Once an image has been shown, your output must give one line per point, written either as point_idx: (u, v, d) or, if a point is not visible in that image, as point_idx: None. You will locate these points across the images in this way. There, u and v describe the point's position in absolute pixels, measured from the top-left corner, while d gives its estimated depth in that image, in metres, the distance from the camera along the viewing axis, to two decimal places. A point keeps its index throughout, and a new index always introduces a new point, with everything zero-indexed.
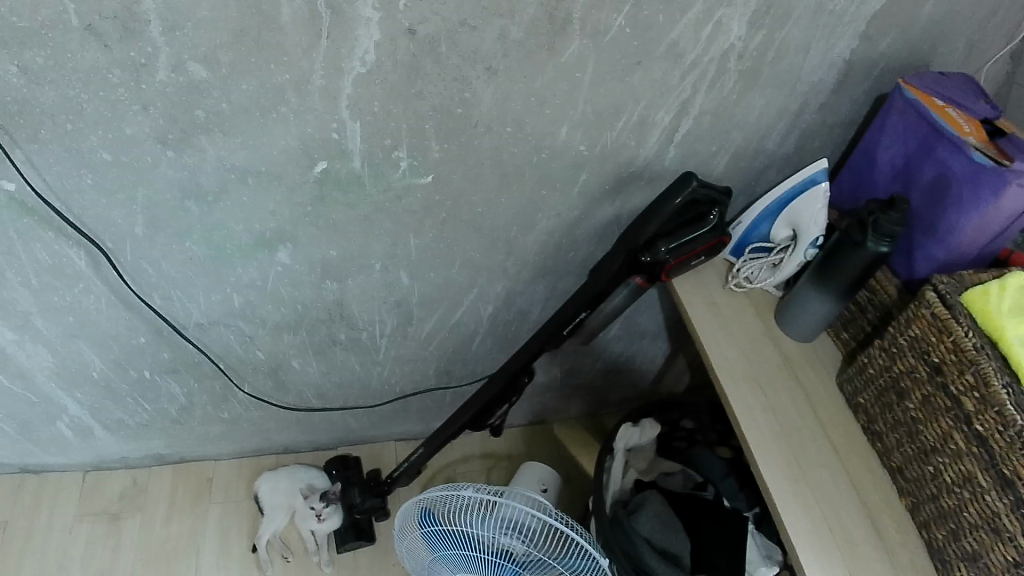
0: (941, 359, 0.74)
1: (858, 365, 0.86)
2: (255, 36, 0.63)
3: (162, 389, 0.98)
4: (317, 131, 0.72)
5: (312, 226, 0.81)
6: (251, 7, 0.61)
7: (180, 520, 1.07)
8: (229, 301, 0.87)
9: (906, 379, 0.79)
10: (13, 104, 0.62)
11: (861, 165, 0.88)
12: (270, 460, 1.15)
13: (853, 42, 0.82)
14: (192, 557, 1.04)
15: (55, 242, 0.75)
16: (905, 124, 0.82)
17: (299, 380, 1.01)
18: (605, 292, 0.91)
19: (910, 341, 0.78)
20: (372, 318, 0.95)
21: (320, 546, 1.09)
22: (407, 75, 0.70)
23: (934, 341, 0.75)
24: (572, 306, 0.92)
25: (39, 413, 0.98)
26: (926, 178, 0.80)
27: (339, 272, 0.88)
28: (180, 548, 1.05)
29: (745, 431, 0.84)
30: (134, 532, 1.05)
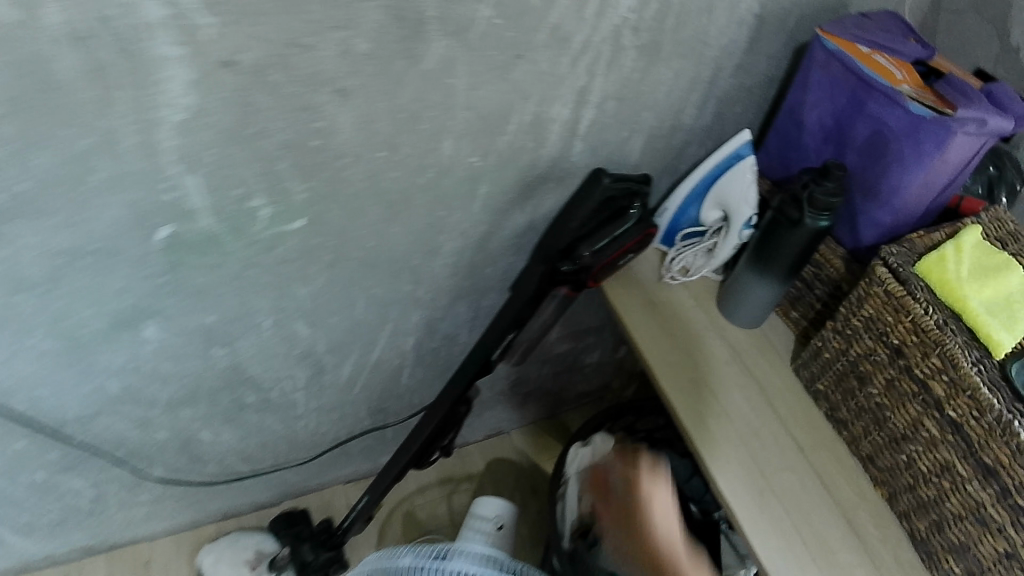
0: (901, 341, 0.66)
1: (813, 349, 0.78)
2: (32, 102, 0.51)
3: (61, 487, 0.88)
4: (148, 197, 0.61)
5: (177, 296, 0.70)
6: (15, 69, 0.49)
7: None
8: (106, 389, 0.77)
9: (865, 364, 0.71)
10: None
11: (788, 129, 0.78)
12: (210, 529, 1.05)
13: None
14: None
15: None
16: (830, 79, 0.72)
17: (216, 448, 0.92)
18: (529, 310, 0.81)
19: (865, 323, 0.70)
20: (279, 375, 0.86)
21: None
22: (240, 115, 0.58)
23: (892, 321, 0.66)
24: (495, 331, 0.81)
25: None
26: (860, 137, 0.71)
27: (226, 336, 0.77)
28: None
29: (697, 441, 0.74)
30: None
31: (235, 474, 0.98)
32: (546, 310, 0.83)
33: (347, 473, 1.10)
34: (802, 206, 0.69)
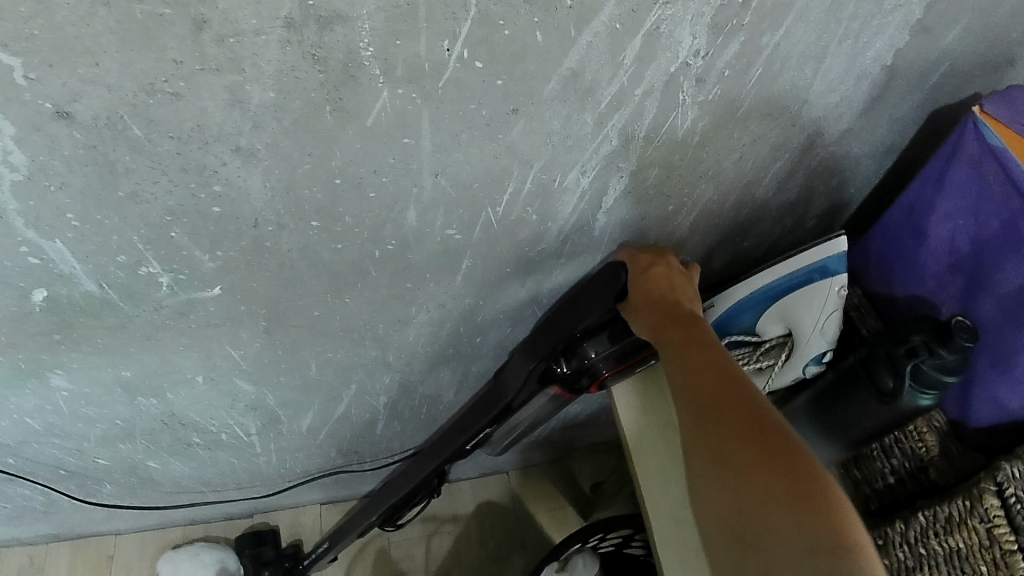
0: None
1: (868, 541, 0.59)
2: None
3: (7, 492, 0.82)
4: (3, 259, 0.47)
5: (78, 351, 0.58)
6: None
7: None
8: (24, 424, 0.68)
9: None
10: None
11: (903, 234, 0.59)
12: (176, 534, 0.99)
13: (901, 39, 0.51)
14: None
15: None
16: (979, 188, 0.52)
17: (167, 475, 0.83)
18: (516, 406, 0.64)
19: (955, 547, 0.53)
20: (224, 423, 0.74)
21: None
22: (103, 175, 0.43)
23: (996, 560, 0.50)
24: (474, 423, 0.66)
25: None
26: (1003, 278, 0.52)
27: (151, 388, 0.65)
28: None
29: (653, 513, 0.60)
30: None
31: (195, 496, 0.90)
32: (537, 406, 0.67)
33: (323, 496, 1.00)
34: (902, 376, 0.51)
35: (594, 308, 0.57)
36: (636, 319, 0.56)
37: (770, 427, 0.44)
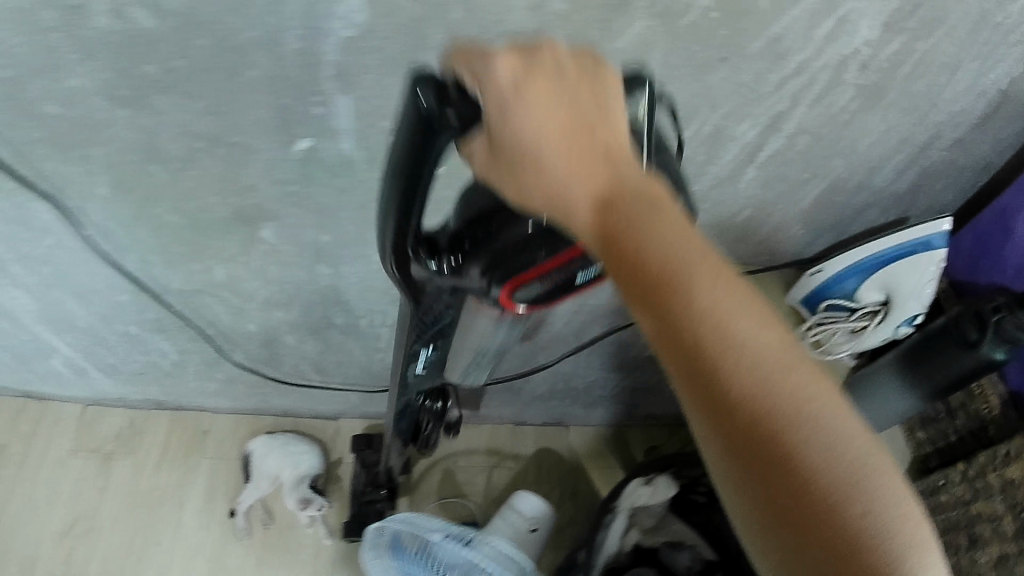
0: None
1: None
2: None
3: (150, 343, 0.92)
4: (295, 104, 0.59)
5: (297, 206, 0.70)
6: None
7: (169, 470, 1.03)
8: (211, 272, 0.78)
9: None
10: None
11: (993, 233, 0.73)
12: (268, 422, 1.08)
13: (1017, 68, 0.63)
14: (177, 509, 1.01)
15: (16, 192, 0.69)
16: None
17: (295, 353, 0.93)
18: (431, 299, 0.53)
19: None
20: (368, 305, 0.85)
21: (314, 520, 1.03)
22: (410, 45, 0.55)
23: None
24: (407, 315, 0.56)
25: (31, 348, 0.94)
26: None
27: (334, 257, 0.76)
28: (165, 499, 1.01)
29: None
30: (123, 475, 1.02)
31: (304, 381, 1.00)
32: (474, 315, 0.54)
33: None
34: (986, 328, 0.61)
35: (402, 196, 0.42)
36: (501, 181, 0.37)
37: (757, 376, 0.35)
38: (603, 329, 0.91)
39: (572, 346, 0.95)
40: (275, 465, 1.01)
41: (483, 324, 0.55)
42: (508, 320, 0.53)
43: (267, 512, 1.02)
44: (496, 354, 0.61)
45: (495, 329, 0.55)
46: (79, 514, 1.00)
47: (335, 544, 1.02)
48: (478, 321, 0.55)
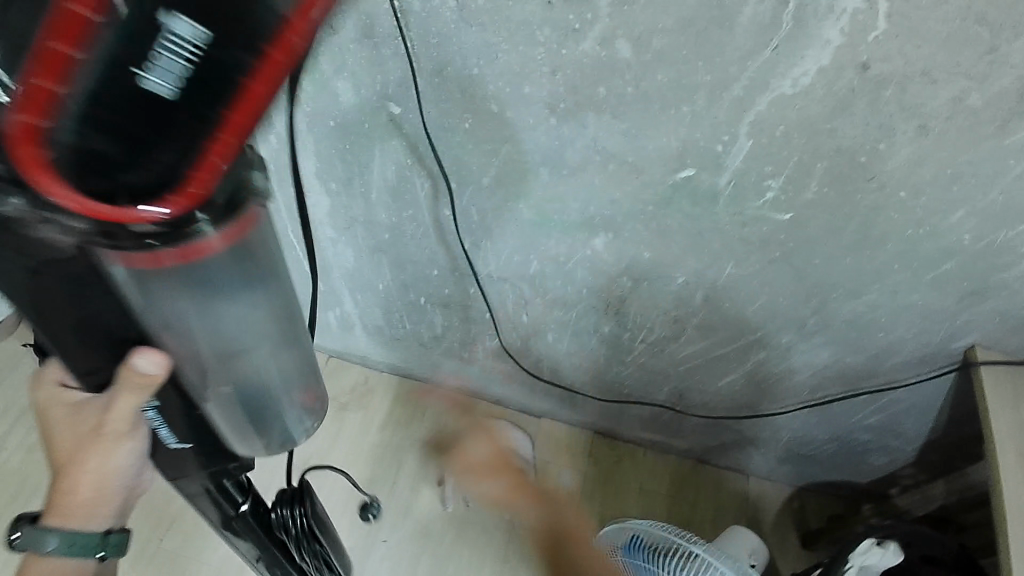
0: None
1: None
2: (701, 29, 0.60)
3: (422, 315, 1.02)
4: (704, 138, 0.68)
5: (642, 225, 0.78)
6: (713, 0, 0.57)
7: (392, 430, 1.12)
8: (527, 265, 0.88)
9: None
10: (434, 37, 0.67)
11: None
12: (480, 407, 1.15)
13: None
14: (395, 467, 1.09)
15: (409, 168, 0.82)
16: None
17: (545, 350, 1.00)
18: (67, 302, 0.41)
19: None
20: (641, 323, 0.90)
21: None
22: (831, 110, 0.63)
23: None
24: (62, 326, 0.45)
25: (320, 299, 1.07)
26: None
27: (640, 274, 0.84)
28: (386, 455, 1.10)
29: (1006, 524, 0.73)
30: (353, 427, 1.12)
31: (530, 376, 1.07)
32: (182, 329, 0.44)
33: (601, 425, 1.14)
34: None
35: None
36: None
37: None
38: (844, 391, 0.95)
39: (800, 402, 0.98)
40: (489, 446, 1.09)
41: (208, 322, 0.44)
42: (221, 308, 0.43)
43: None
44: (286, 369, 0.52)
45: (221, 328, 0.45)
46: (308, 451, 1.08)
47: (519, 534, 1.07)
48: (194, 325, 0.44)
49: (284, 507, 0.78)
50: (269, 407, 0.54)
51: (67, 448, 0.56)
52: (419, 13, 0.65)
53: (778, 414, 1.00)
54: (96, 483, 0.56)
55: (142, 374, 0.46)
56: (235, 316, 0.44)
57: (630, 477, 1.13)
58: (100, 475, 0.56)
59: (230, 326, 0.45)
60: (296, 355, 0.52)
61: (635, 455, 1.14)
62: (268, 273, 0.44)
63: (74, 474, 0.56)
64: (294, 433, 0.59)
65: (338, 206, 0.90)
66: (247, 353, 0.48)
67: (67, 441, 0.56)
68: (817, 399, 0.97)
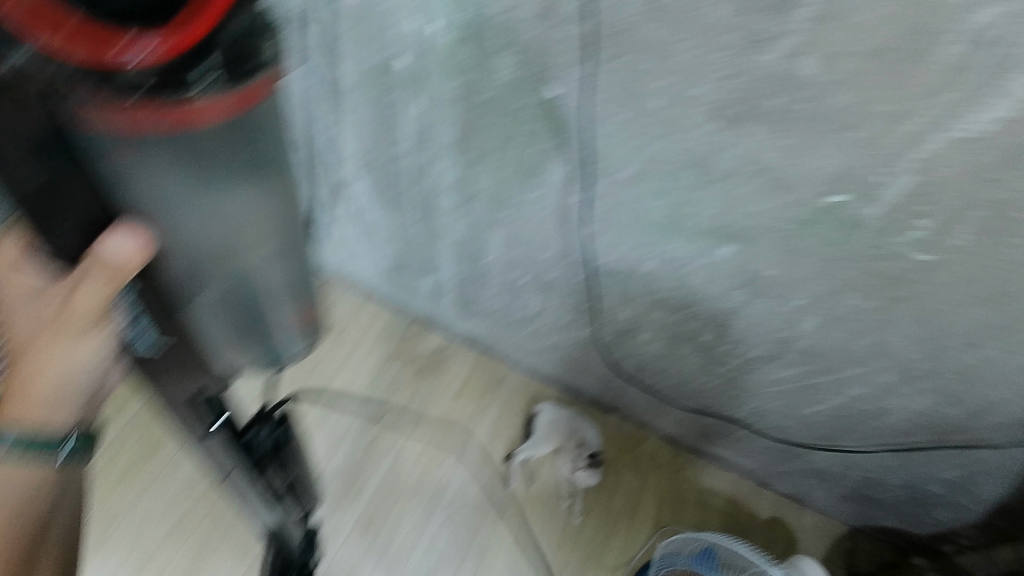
0: None
1: None
2: (892, 61, 0.60)
3: (518, 296, 1.04)
4: (861, 168, 0.69)
5: (774, 242, 0.79)
6: (916, 32, 0.57)
7: (466, 401, 1.14)
8: (642, 263, 0.88)
9: None
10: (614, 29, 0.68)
11: None
12: (550, 392, 1.17)
13: None
14: (465, 438, 1.11)
15: (549, 152, 0.82)
16: None
17: (636, 349, 1.00)
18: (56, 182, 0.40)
19: None
20: (743, 338, 0.91)
21: (573, 495, 1.09)
22: (1003, 160, 0.62)
23: None
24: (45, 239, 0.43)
25: (420, 263, 1.09)
26: None
27: (760, 288, 0.84)
28: (459, 425, 1.12)
29: None
30: (430, 393, 1.14)
31: (608, 370, 1.08)
32: (175, 225, 0.46)
33: (671, 431, 1.12)
34: None
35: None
36: None
37: None
38: (928, 440, 0.94)
39: (881, 444, 0.98)
40: (558, 432, 1.11)
41: (218, 227, 0.48)
42: (226, 206, 0.47)
43: (532, 471, 1.10)
44: (272, 280, 0.56)
45: (221, 236, 0.48)
46: (384, 409, 1.12)
47: (574, 526, 1.07)
48: (192, 220, 0.46)
49: (265, 430, 0.69)
50: (252, 299, 0.56)
51: (21, 339, 0.46)
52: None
53: (856, 452, 1.00)
54: (57, 375, 0.47)
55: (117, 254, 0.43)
56: (229, 220, 0.48)
57: (690, 487, 1.12)
58: (58, 369, 0.47)
59: (224, 231, 0.48)
60: (282, 276, 0.57)
61: (696, 466, 1.14)
62: (270, 172, 0.48)
63: (30, 365, 0.46)
64: (272, 345, 0.63)
65: (466, 176, 0.91)
66: (242, 259, 0.52)
67: (22, 325, 0.46)
68: (904, 444, 0.96)
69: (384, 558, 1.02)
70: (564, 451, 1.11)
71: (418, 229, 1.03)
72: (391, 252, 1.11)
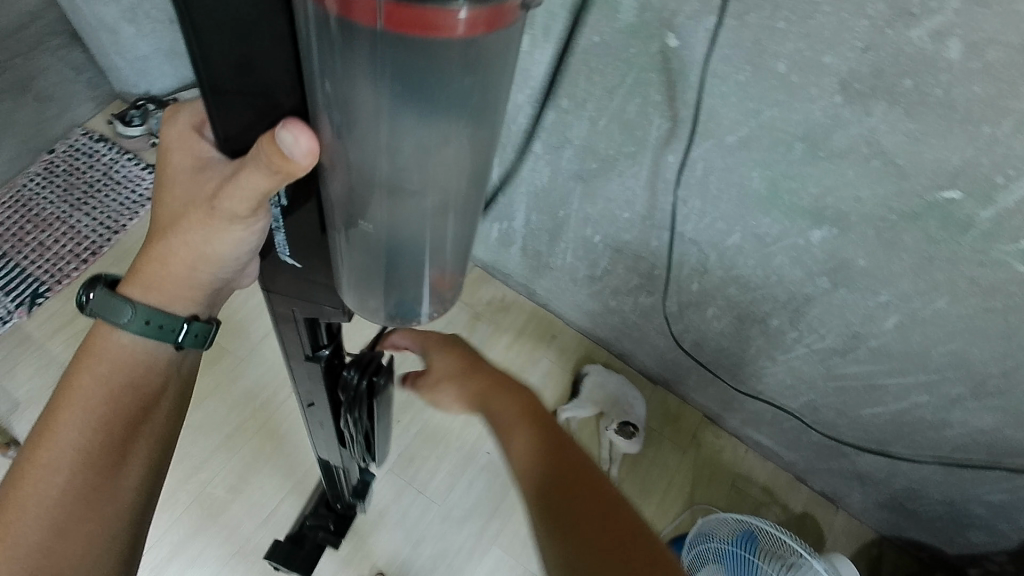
0: None
1: None
2: None
3: (589, 252, 1.03)
4: (988, 165, 0.64)
5: (873, 232, 0.76)
6: None
7: (518, 351, 1.17)
8: (727, 235, 0.86)
9: None
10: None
11: None
12: (602, 354, 1.18)
13: None
14: None
15: (653, 107, 0.80)
16: None
17: (699, 325, 0.99)
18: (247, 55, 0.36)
19: None
20: (816, 328, 0.89)
21: (613, 461, 1.10)
22: None
23: None
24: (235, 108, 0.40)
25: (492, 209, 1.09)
26: None
27: (846, 279, 0.82)
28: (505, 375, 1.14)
29: None
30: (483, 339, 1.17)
31: (666, 341, 1.06)
32: (358, 140, 0.36)
33: (711, 409, 1.13)
34: None
35: None
36: None
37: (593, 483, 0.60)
38: (983, 459, 0.91)
39: (934, 455, 0.95)
40: (604, 395, 1.12)
41: (396, 142, 0.35)
42: (416, 128, 0.34)
43: (575, 429, 1.11)
44: (441, 232, 0.42)
45: (398, 151, 0.35)
46: None
47: None
48: (374, 129, 0.34)
49: (353, 369, 0.67)
50: (397, 255, 0.43)
51: (175, 213, 0.51)
52: None
53: (905, 461, 0.98)
54: (193, 256, 0.52)
55: (283, 155, 0.38)
56: (417, 139, 0.34)
57: (728, 467, 1.13)
58: (195, 249, 0.52)
59: (408, 150, 0.35)
60: (445, 218, 0.40)
61: (735, 450, 1.14)
62: (481, 109, 0.34)
63: (179, 240, 0.52)
64: (414, 308, 0.47)
65: (559, 122, 0.90)
66: (410, 194, 0.38)
67: (177, 201, 0.51)
68: (950, 458, 0.93)
69: (423, 494, 1.06)
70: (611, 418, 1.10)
71: (497, 171, 1.02)
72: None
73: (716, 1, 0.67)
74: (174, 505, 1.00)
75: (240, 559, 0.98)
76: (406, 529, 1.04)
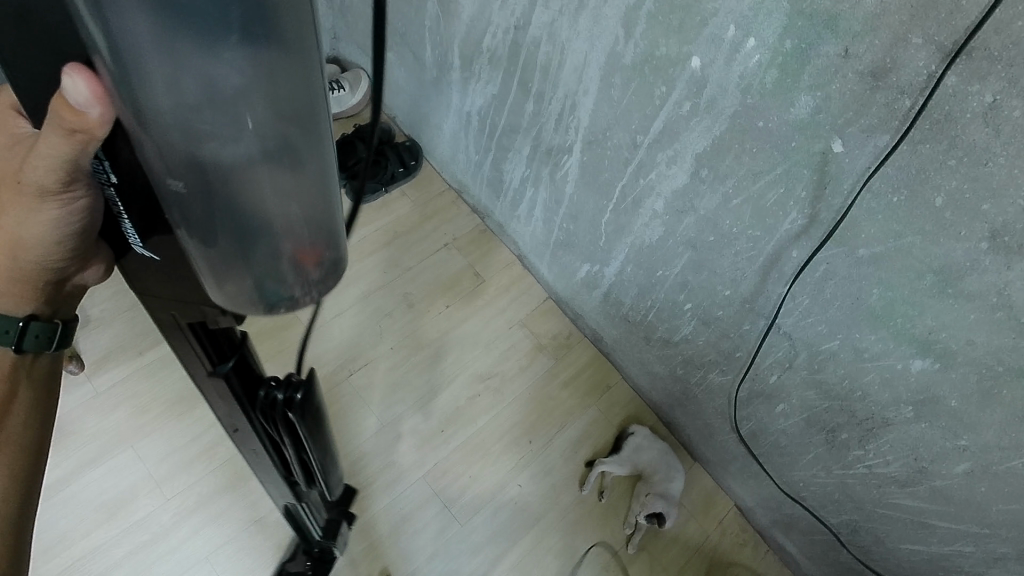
0: None
1: None
2: None
3: (675, 318, 1.07)
4: None
5: (974, 376, 0.76)
6: None
7: (570, 394, 1.23)
8: (826, 340, 0.88)
9: None
10: (941, 115, 0.65)
11: None
12: (650, 417, 1.25)
13: None
14: (555, 428, 1.19)
15: (794, 202, 0.83)
16: None
17: (762, 415, 1.03)
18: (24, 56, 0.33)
19: None
20: (884, 452, 0.90)
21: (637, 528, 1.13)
22: None
23: None
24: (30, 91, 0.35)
25: (590, 250, 1.16)
26: None
27: (930, 413, 0.82)
28: (556, 413, 1.21)
29: None
30: (543, 370, 1.24)
31: (722, 421, 1.11)
32: (142, 82, 0.30)
33: (745, 503, 1.18)
34: None
35: None
36: None
37: None
38: None
39: None
40: (644, 458, 1.16)
41: (189, 84, 0.30)
42: (204, 62, 0.29)
43: (608, 485, 1.16)
44: (271, 188, 0.36)
45: (196, 90, 0.30)
46: (499, 364, 1.22)
47: (628, 554, 1.12)
48: (149, 71, 0.29)
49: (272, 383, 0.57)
50: (243, 229, 0.38)
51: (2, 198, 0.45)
52: (947, 89, 0.63)
53: None
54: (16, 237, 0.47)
55: (69, 107, 0.33)
56: (210, 74, 0.29)
57: (746, 562, 1.16)
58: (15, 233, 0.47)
59: (201, 87, 0.30)
60: (243, 152, 0.33)
61: (757, 547, 1.18)
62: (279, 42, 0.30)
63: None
64: (278, 281, 0.41)
65: (689, 190, 0.94)
66: (228, 139, 0.32)
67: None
68: None
69: (447, 510, 1.09)
70: (648, 484, 1.14)
71: (609, 220, 1.09)
72: (567, 228, 1.18)
73: (896, 123, 0.69)
74: (213, 458, 1.09)
75: (256, 528, 1.05)
76: (424, 540, 1.06)
